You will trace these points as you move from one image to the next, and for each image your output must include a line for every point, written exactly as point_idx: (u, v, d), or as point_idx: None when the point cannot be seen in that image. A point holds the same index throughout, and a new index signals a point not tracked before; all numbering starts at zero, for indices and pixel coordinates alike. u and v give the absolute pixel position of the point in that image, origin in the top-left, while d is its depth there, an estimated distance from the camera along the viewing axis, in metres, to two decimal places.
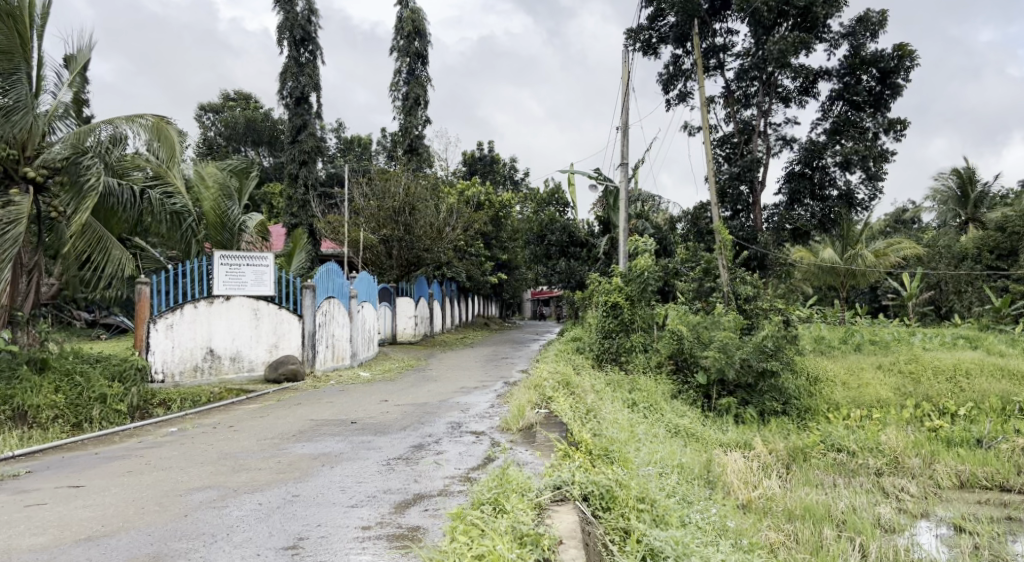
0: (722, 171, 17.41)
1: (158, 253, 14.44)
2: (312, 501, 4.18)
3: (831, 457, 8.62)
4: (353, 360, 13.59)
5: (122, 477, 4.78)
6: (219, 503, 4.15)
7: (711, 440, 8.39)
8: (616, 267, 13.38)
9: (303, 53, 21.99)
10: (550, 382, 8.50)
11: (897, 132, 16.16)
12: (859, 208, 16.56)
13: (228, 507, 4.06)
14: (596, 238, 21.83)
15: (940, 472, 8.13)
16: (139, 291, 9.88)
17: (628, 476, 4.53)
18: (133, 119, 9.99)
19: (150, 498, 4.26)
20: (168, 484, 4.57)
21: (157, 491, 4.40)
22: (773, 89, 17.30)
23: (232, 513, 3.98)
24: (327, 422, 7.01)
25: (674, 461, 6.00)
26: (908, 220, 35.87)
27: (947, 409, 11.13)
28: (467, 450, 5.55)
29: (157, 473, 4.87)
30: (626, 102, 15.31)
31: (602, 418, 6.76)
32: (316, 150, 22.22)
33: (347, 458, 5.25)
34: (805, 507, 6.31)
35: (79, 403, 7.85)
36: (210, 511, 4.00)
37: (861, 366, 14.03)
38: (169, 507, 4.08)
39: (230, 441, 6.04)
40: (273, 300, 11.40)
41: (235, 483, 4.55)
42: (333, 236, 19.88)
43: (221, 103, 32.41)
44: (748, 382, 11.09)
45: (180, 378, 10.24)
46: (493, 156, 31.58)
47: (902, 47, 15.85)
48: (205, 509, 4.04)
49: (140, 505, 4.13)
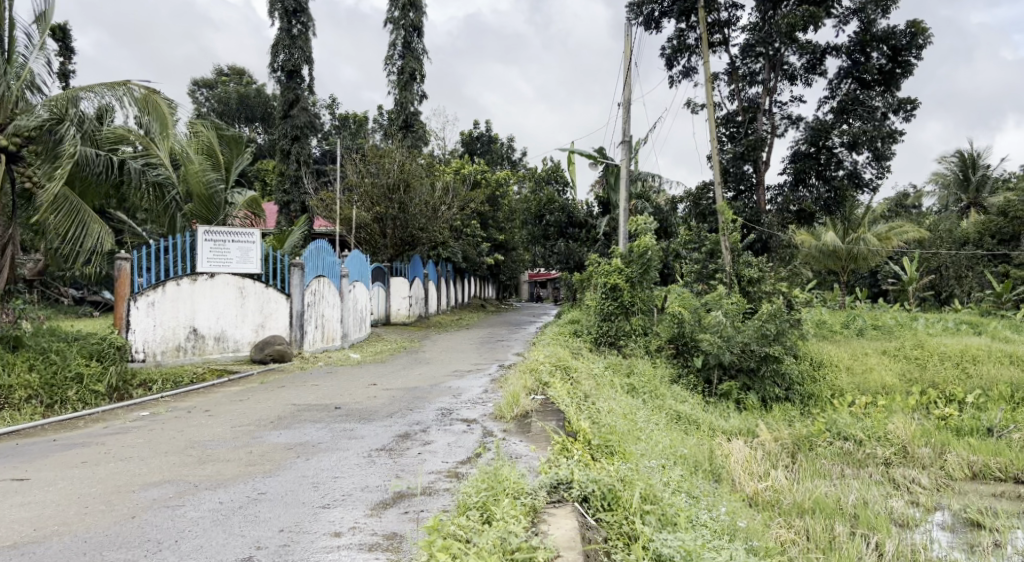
0: (725, 150, 16.94)
1: (143, 230, 13.95)
2: (280, 501, 3.80)
3: (837, 447, 8.27)
4: (344, 341, 13.23)
5: (74, 469, 4.38)
6: (174, 502, 3.76)
7: (713, 428, 8.05)
8: (616, 248, 12.86)
9: (295, 25, 21.30)
10: (546, 367, 8.10)
11: (906, 111, 15.65)
12: (865, 189, 16.13)
13: (184, 507, 3.69)
14: (595, 218, 21.41)
15: (952, 463, 7.82)
16: (118, 266, 9.28)
17: (631, 471, 4.18)
18: (118, 87, 9.45)
19: (98, 496, 3.87)
20: (123, 478, 4.18)
21: (108, 487, 4.02)
22: (779, 67, 16.76)
23: (187, 514, 3.59)
24: (309, 407, 6.61)
25: (675, 451, 5.63)
26: (909, 205, 35.46)
27: (954, 396, 10.84)
28: (456, 441, 5.16)
29: (113, 464, 4.47)
30: (629, 77, 14.81)
31: (602, 405, 6.42)
32: (309, 125, 21.70)
33: (326, 448, 4.86)
34: (815, 501, 5.98)
35: (54, 383, 7.43)
36: (162, 512, 3.62)
37: (865, 351, 13.69)
38: (118, 507, 3.69)
39: (202, 427, 5.65)
40: (260, 279, 10.99)
41: (196, 478, 4.17)
42: (326, 214, 19.41)
43: (214, 78, 31.90)
44: (750, 367, 10.74)
45: (162, 358, 9.80)
46: (490, 135, 31.07)
47: (916, 23, 15.32)
48: (157, 510, 3.65)
49: (86, 504, 3.75)
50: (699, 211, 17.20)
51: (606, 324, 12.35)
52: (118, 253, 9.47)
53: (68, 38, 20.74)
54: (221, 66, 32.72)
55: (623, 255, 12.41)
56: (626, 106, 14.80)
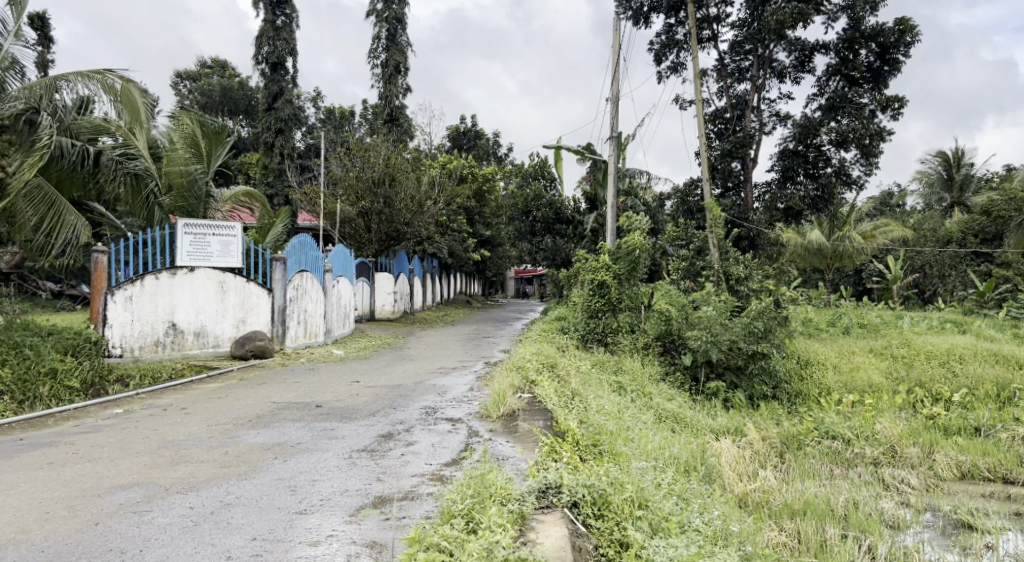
0: (714, 147, 16.88)
1: (122, 223, 13.62)
2: (253, 505, 3.63)
3: (826, 446, 8.22)
4: (326, 337, 13.02)
5: (39, 471, 4.18)
6: (142, 507, 3.59)
7: (701, 427, 7.96)
8: (604, 244, 12.75)
9: (279, 16, 20.98)
10: (532, 364, 7.97)
11: (894, 109, 15.65)
12: (853, 186, 16.12)
13: (152, 513, 3.51)
14: (582, 214, 21.33)
15: (940, 463, 7.82)
16: (95, 259, 9.17)
17: (622, 473, 4.08)
18: (93, 76, 9.17)
19: (61, 500, 3.68)
20: (90, 480, 3.99)
21: (73, 490, 3.83)
22: (767, 64, 16.72)
23: (155, 521, 3.42)
24: (289, 406, 6.41)
25: (666, 451, 5.53)
26: (893, 205, 35.69)
27: (940, 394, 10.87)
28: (441, 441, 5.01)
29: (81, 466, 4.28)
30: (618, 73, 14.70)
31: (591, 404, 6.30)
32: (293, 117, 21.45)
33: (305, 449, 4.69)
34: (805, 502, 5.91)
35: (27, 379, 7.16)
36: (128, 518, 3.45)
37: (852, 350, 13.69)
38: (81, 513, 3.51)
39: (177, 426, 5.46)
40: (241, 273, 10.74)
41: (167, 480, 3.99)
42: (310, 208, 19.13)
43: (198, 70, 31.45)
44: (738, 365, 10.69)
45: (140, 354, 9.57)
46: (477, 130, 30.87)
47: (904, 21, 15.31)
48: (123, 516, 3.48)
49: (47, 510, 3.56)
50: (686, 208, 17.15)
51: (594, 322, 12.23)
52: (95, 246, 9.29)
53: (47, 26, 20.27)
54: (204, 58, 32.21)
55: (611, 251, 12.29)
56: (614, 102, 14.69)
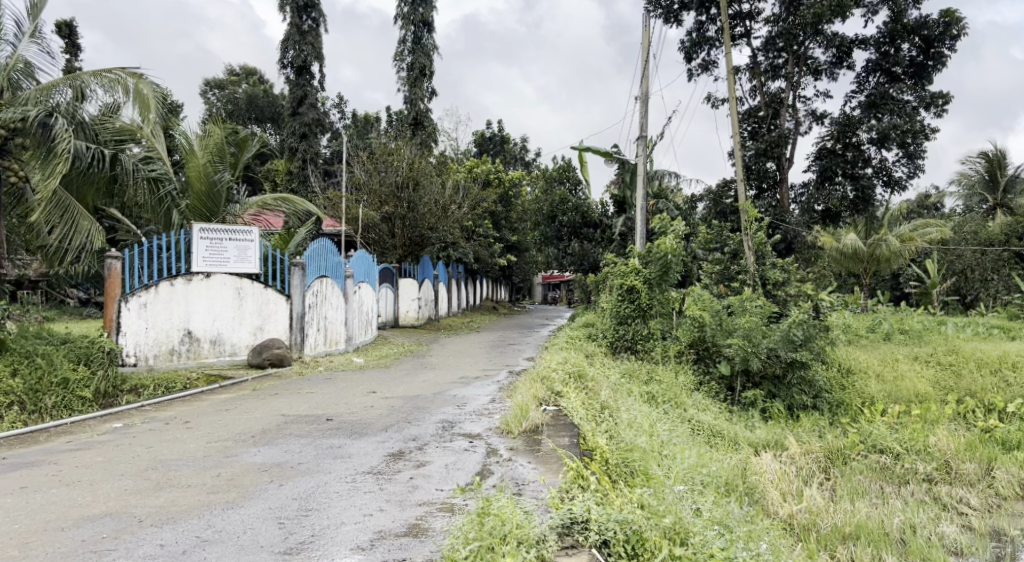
0: (747, 147, 16.30)
1: (143, 229, 13.51)
2: (233, 543, 3.28)
3: (873, 460, 7.59)
4: (347, 344, 12.72)
5: (8, 498, 3.87)
6: (107, 545, 3.26)
7: (741, 440, 7.44)
8: (634, 247, 12.23)
9: (305, 21, 20.99)
10: (559, 374, 7.48)
11: (938, 106, 14.91)
12: (896, 187, 15.38)
13: (116, 552, 3.18)
14: (610, 218, 20.77)
15: (1001, 481, 7.18)
16: (108, 265, 8.92)
17: (657, 501, 3.65)
18: (102, 73, 9.02)
19: (20, 535, 3.36)
20: (61, 510, 3.69)
21: (37, 523, 3.51)
22: (802, 60, 16.07)
23: None
24: (298, 419, 6.08)
25: (704, 469, 5.04)
26: (930, 207, 34.46)
27: (993, 405, 10.14)
28: (456, 462, 4.59)
29: (56, 492, 3.97)
30: (646, 70, 14.22)
31: (620, 417, 5.84)
32: (317, 122, 21.49)
33: (304, 471, 4.31)
34: (858, 525, 5.38)
35: (37, 390, 6.90)
36: (90, 559, 3.12)
37: (895, 357, 12.94)
38: (36, 553, 3.19)
39: (175, 443, 5.15)
40: (258, 278, 10.49)
41: (142, 511, 3.65)
42: (333, 213, 18.91)
43: (226, 78, 31.69)
44: (776, 373, 10.12)
45: (155, 362, 9.33)
46: (503, 135, 30.52)
47: (950, 12, 14.58)
48: (82, 556, 3.15)
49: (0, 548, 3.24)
50: (718, 210, 16.59)
51: (623, 328, 11.71)
52: (107, 253, 9.02)
53: (75, 34, 20.53)
54: (232, 66, 32.43)
55: (640, 255, 11.78)
56: (643, 100, 14.20)
